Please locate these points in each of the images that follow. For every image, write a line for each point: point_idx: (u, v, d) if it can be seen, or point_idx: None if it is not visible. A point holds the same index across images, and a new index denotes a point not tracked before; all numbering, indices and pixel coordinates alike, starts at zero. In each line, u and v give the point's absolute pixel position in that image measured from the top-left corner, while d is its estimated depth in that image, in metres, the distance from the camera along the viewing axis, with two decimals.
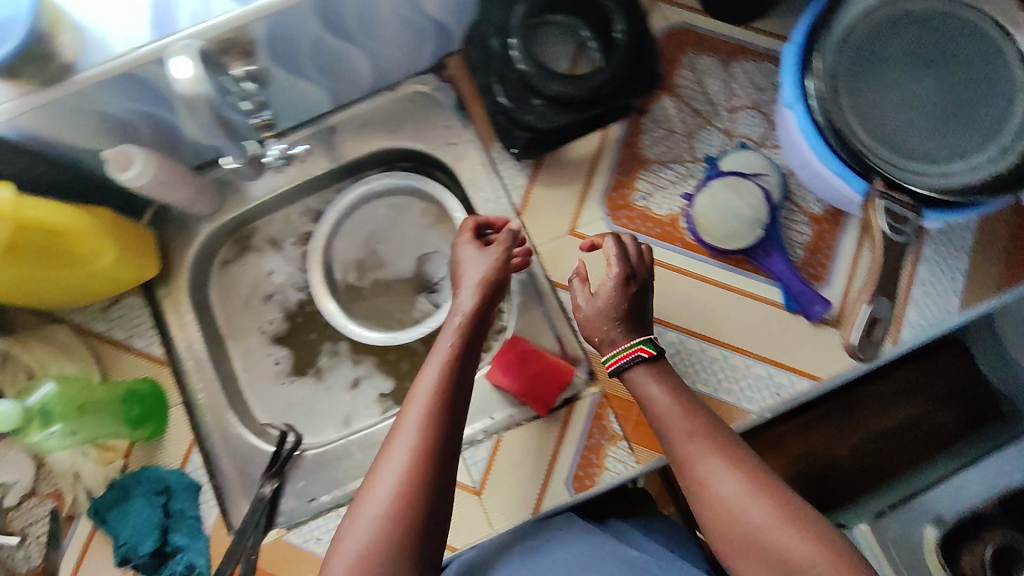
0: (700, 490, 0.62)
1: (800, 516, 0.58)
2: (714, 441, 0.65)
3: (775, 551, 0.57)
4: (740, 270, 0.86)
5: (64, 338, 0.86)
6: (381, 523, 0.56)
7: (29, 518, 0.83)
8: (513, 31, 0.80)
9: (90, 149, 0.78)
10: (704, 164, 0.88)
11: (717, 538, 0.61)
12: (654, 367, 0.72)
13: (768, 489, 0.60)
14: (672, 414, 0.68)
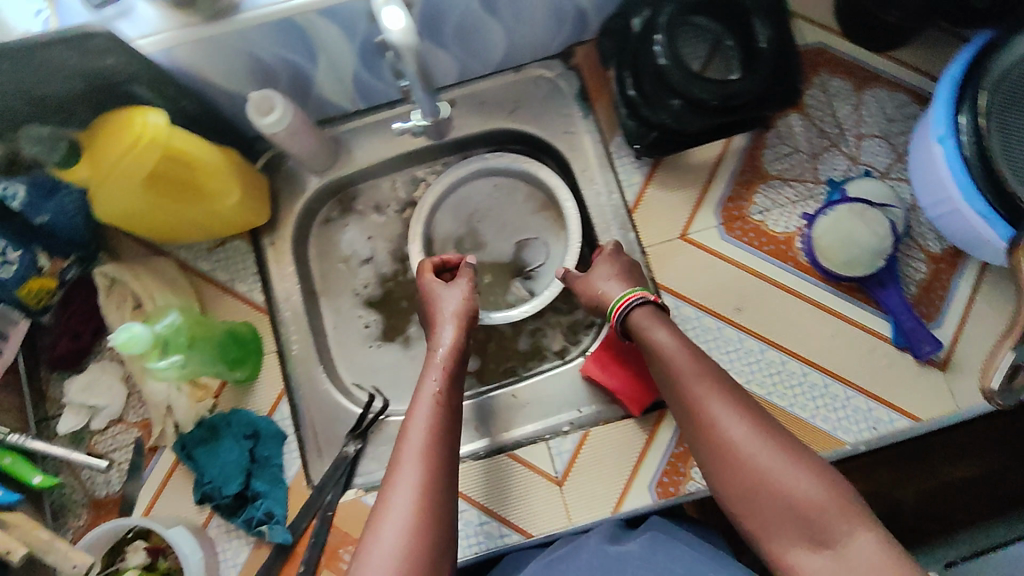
0: (712, 431, 0.68)
1: (803, 460, 0.65)
2: (720, 387, 0.71)
3: (780, 488, 0.63)
4: (851, 298, 0.85)
5: (168, 272, 0.86)
6: (403, 539, 0.62)
7: (113, 444, 0.84)
8: (660, 27, 0.79)
9: (226, 88, 0.78)
10: (825, 186, 0.87)
11: (722, 475, 0.67)
12: (657, 314, 0.78)
13: (773, 434, 0.67)
14: (685, 361, 0.73)
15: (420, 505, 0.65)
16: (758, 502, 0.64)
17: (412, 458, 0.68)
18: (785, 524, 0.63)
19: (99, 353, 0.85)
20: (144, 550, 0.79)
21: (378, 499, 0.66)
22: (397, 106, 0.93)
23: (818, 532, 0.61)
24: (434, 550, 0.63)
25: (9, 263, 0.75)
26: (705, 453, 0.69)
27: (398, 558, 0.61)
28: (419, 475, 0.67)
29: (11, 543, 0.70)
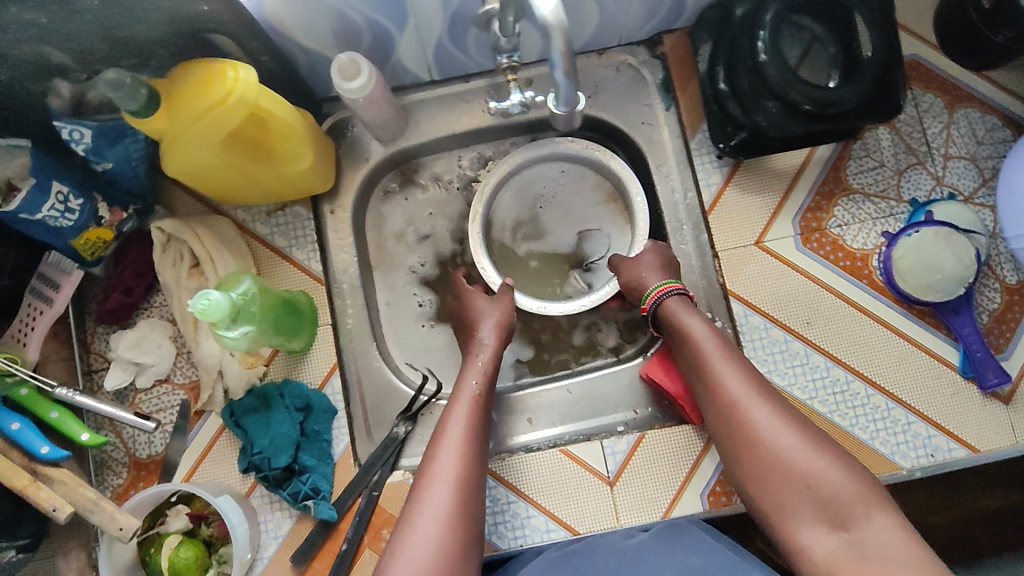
0: (736, 412, 0.69)
1: (824, 445, 0.67)
2: (746, 372, 0.72)
3: (803, 472, 0.65)
4: (921, 321, 0.83)
5: (225, 232, 0.82)
6: (440, 531, 0.64)
7: (157, 404, 0.82)
8: (764, 23, 0.74)
9: (305, 44, 0.74)
10: (908, 205, 0.84)
11: (742, 456, 0.69)
12: (688, 301, 0.79)
13: (796, 421, 0.68)
14: (711, 342, 0.74)
15: (457, 502, 0.66)
16: (778, 483, 0.66)
17: (449, 454, 0.69)
18: (803, 505, 0.65)
19: (148, 309, 0.82)
20: (186, 514, 0.78)
21: (415, 492, 0.68)
22: (470, 80, 0.89)
23: (837, 514, 0.63)
24: (469, 543, 0.65)
25: (71, 211, 0.70)
26: (727, 435, 0.70)
27: (437, 551, 0.63)
28: (456, 471, 0.68)
29: (56, 501, 0.68)
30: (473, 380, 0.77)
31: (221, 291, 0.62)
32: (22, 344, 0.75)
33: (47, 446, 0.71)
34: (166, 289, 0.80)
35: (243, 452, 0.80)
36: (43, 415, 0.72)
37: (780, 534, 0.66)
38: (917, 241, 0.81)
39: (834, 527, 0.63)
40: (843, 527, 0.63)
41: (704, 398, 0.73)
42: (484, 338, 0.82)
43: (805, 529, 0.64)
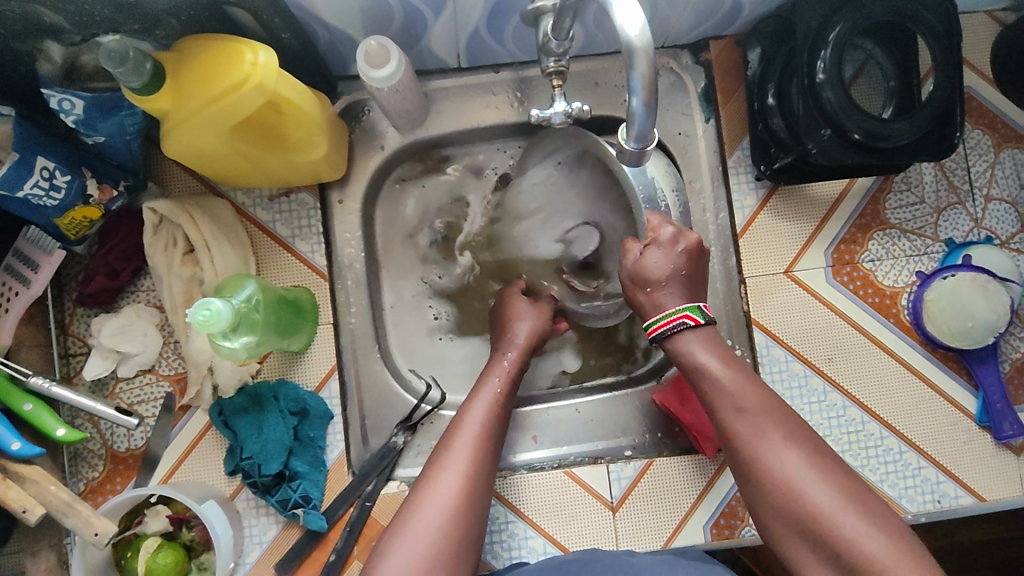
0: (757, 460, 0.58)
1: (867, 504, 0.54)
2: (773, 406, 0.61)
3: (833, 537, 0.53)
4: (943, 366, 0.80)
5: (224, 218, 0.76)
6: (443, 519, 0.60)
7: (139, 396, 0.76)
8: (827, 42, 0.69)
9: (330, 22, 0.67)
10: (943, 245, 0.81)
11: (768, 512, 0.57)
12: (702, 333, 0.66)
13: (832, 472, 0.56)
14: (729, 376, 0.62)
15: (465, 493, 0.62)
16: (807, 544, 0.55)
17: (464, 445, 0.65)
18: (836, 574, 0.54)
19: (134, 294, 0.76)
20: (165, 516, 0.73)
21: (422, 476, 0.63)
22: (500, 70, 0.82)
23: None
24: (471, 542, 0.61)
25: (56, 189, 0.63)
26: (745, 483, 0.60)
27: (436, 541, 0.58)
28: (471, 463, 0.64)
29: (27, 502, 0.62)
30: (497, 378, 0.73)
31: (223, 299, 0.57)
32: None
33: (18, 442, 0.65)
34: (155, 275, 0.74)
35: (231, 453, 0.75)
36: (15, 407, 0.66)
37: None
38: (951, 285, 0.77)
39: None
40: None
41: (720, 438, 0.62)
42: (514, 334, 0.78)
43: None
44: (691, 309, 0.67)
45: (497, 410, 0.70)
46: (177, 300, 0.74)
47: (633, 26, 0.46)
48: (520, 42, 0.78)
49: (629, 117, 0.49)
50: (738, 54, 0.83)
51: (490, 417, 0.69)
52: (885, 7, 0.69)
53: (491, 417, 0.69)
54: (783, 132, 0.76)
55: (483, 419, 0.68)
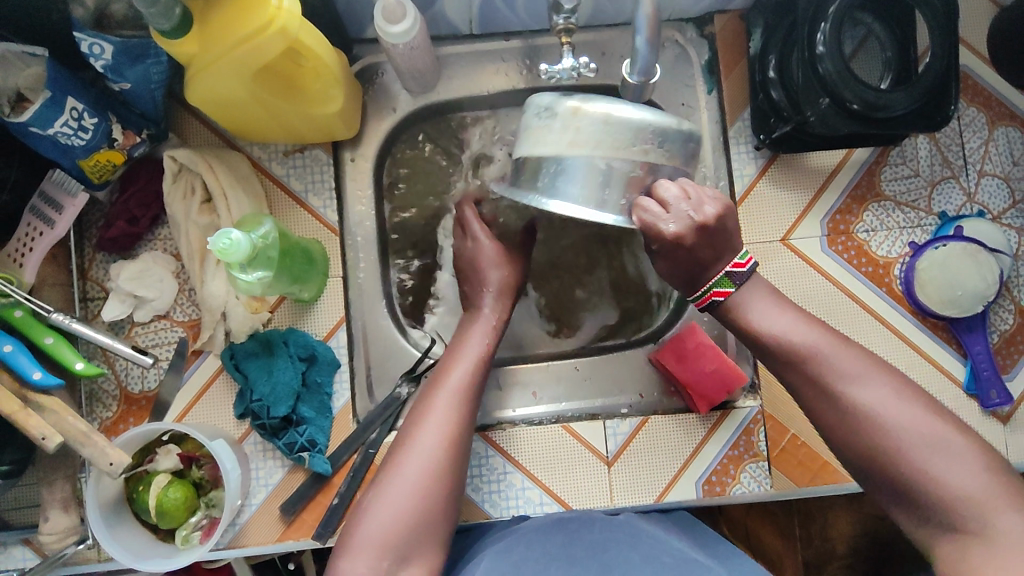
0: (835, 400, 0.59)
1: (957, 439, 0.55)
2: (851, 348, 0.61)
3: (918, 471, 0.55)
4: (934, 335, 0.83)
5: (241, 170, 0.79)
6: (422, 480, 0.62)
7: (154, 339, 0.79)
8: (828, 14, 0.71)
9: None
10: (936, 218, 0.84)
11: (850, 450, 0.59)
12: (756, 294, 0.66)
13: (919, 403, 0.57)
14: (797, 325, 0.62)
15: (443, 454, 0.64)
16: (891, 479, 0.56)
17: (444, 404, 0.66)
18: (919, 506, 0.55)
19: (152, 242, 0.79)
20: (176, 455, 0.75)
21: (401, 436, 0.65)
22: (510, 38, 0.86)
23: (962, 519, 0.53)
24: (447, 501, 0.63)
25: (84, 131, 0.66)
26: (822, 427, 0.61)
27: (416, 499, 0.61)
28: (450, 423, 0.65)
29: (46, 429, 0.65)
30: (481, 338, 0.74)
31: (242, 231, 0.60)
32: (19, 265, 0.72)
33: (38, 372, 0.68)
34: (173, 222, 0.77)
35: (241, 397, 0.78)
36: (37, 340, 0.69)
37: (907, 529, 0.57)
38: (942, 255, 0.80)
39: (957, 539, 0.53)
40: (971, 544, 0.53)
41: (791, 384, 0.63)
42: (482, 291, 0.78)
43: (923, 533, 0.56)
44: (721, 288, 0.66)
45: (478, 368, 0.71)
46: (194, 247, 0.77)
47: None
48: (531, 9, 0.80)
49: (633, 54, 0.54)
50: (742, 29, 0.86)
51: (470, 376, 0.70)
52: None
53: (471, 376, 0.70)
54: (783, 102, 0.78)
55: (466, 379, 0.69)
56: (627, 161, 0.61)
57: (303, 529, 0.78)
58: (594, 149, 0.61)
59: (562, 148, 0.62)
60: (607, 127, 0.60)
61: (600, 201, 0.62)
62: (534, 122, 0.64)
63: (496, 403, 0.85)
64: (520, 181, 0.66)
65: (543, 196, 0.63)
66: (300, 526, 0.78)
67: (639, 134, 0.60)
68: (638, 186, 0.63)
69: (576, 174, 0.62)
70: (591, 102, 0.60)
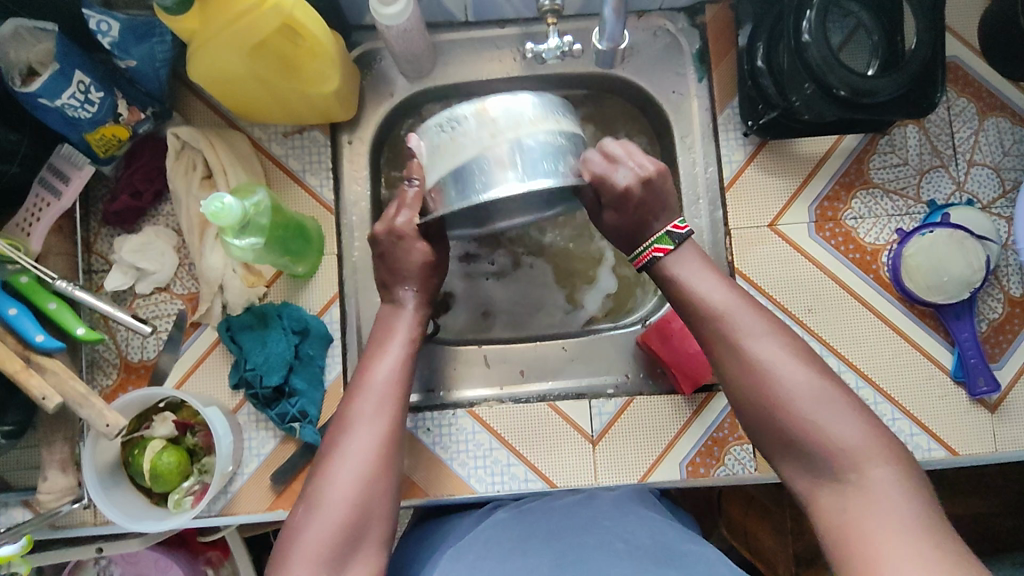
0: (741, 355, 0.60)
1: (838, 394, 0.57)
2: (752, 310, 0.63)
3: (807, 424, 0.56)
4: (921, 322, 0.83)
5: (241, 149, 0.81)
6: (356, 489, 0.62)
7: (155, 311, 0.82)
8: (813, 3, 0.73)
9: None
10: (925, 206, 0.84)
11: (749, 406, 0.60)
12: (684, 254, 0.67)
13: (812, 363, 0.59)
14: (714, 288, 0.64)
15: (378, 459, 0.64)
16: (784, 433, 0.58)
17: (368, 408, 0.66)
18: (805, 461, 0.57)
19: (155, 217, 0.82)
20: (172, 422, 0.77)
21: (331, 443, 0.65)
22: (505, 26, 0.88)
23: (840, 469, 0.55)
24: (382, 513, 0.63)
25: (91, 104, 0.70)
26: (727, 387, 0.62)
27: (352, 508, 0.61)
28: (383, 428, 0.65)
29: (47, 390, 0.67)
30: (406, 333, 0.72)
31: (235, 198, 0.62)
32: (26, 234, 0.75)
33: (42, 335, 0.70)
34: (175, 197, 0.80)
35: (236, 367, 0.80)
36: (40, 305, 0.72)
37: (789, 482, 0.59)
38: (929, 242, 0.80)
39: (836, 489, 0.55)
40: (851, 496, 0.54)
41: (703, 342, 0.64)
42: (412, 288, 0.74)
43: (805, 485, 0.57)
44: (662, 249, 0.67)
45: (407, 364, 0.70)
46: (194, 222, 0.79)
47: None
48: None
49: (600, 23, 0.61)
50: (731, 18, 0.87)
51: (397, 374, 0.69)
52: None
53: (397, 374, 0.69)
54: (770, 89, 0.80)
55: (388, 379, 0.68)
56: (547, 135, 0.66)
57: (293, 498, 0.80)
58: (516, 131, 0.65)
59: (485, 141, 0.64)
60: (517, 109, 0.65)
61: (542, 170, 0.64)
62: (446, 137, 0.66)
63: (485, 382, 0.87)
64: (457, 191, 0.65)
65: (489, 189, 0.64)
66: (290, 495, 0.80)
67: (548, 112, 0.67)
68: (566, 160, 0.66)
69: (511, 156, 0.64)
70: (494, 97, 0.66)
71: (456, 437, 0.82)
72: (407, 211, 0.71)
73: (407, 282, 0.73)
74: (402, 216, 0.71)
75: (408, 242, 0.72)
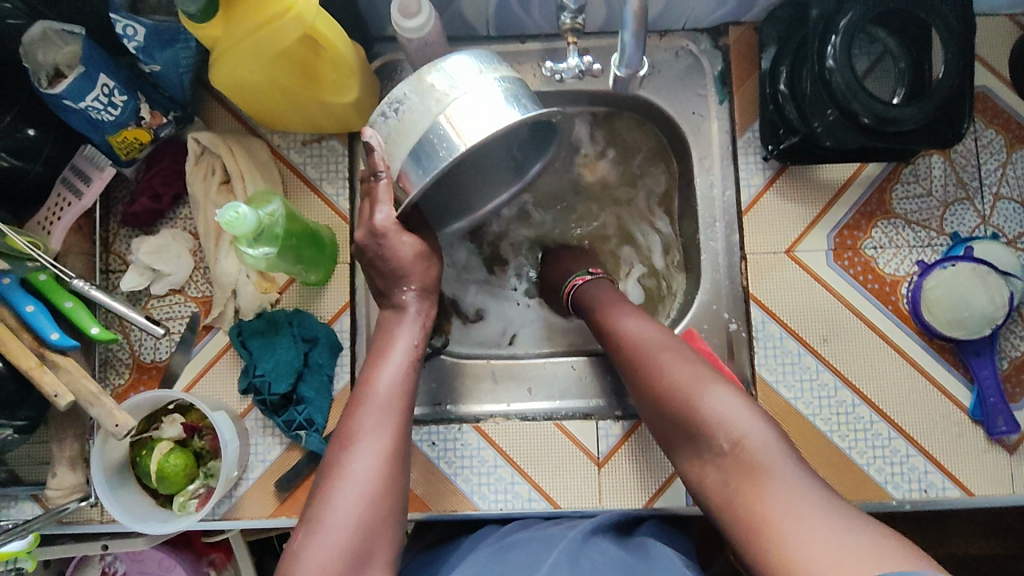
0: (642, 364, 0.69)
1: (716, 380, 0.65)
2: (650, 326, 0.73)
3: (697, 418, 0.63)
4: (939, 357, 0.81)
5: (260, 156, 0.82)
6: (359, 509, 0.62)
7: (168, 312, 0.82)
8: (838, 29, 0.72)
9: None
10: (948, 239, 0.82)
11: (654, 410, 0.68)
12: (591, 282, 0.82)
13: (700, 365, 0.67)
14: (618, 310, 0.76)
15: (380, 478, 0.64)
16: (685, 430, 0.65)
17: (372, 423, 0.66)
18: (705, 451, 0.63)
19: (172, 219, 0.83)
20: (180, 424, 0.78)
21: (333, 460, 0.65)
22: (526, 42, 0.88)
23: (732, 454, 0.61)
24: (385, 533, 0.63)
25: (113, 107, 0.71)
26: (640, 401, 0.70)
27: (354, 530, 0.61)
28: (384, 442, 0.66)
29: (59, 387, 0.68)
30: (409, 343, 0.72)
31: (250, 207, 0.63)
32: (46, 232, 0.76)
33: (56, 333, 0.71)
34: (194, 201, 0.80)
35: (245, 372, 0.80)
36: (57, 303, 0.73)
37: (691, 474, 0.65)
38: (951, 274, 0.78)
39: (720, 465, 0.61)
40: (733, 469, 0.60)
41: (618, 359, 0.73)
42: (403, 288, 0.75)
43: (698, 468, 0.64)
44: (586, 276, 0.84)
45: (408, 375, 0.71)
46: (210, 226, 0.80)
47: None
48: (547, 13, 0.82)
49: (619, 48, 0.57)
50: (755, 40, 0.86)
51: (398, 386, 0.70)
52: None
53: (399, 386, 0.70)
54: (792, 114, 0.79)
55: (388, 391, 0.69)
56: (492, 82, 0.65)
57: (296, 506, 0.80)
58: (457, 86, 0.64)
59: (433, 108, 0.64)
60: (454, 68, 0.65)
61: (496, 113, 0.64)
62: (395, 120, 0.66)
63: (491, 397, 0.87)
64: (424, 163, 0.65)
65: (454, 150, 0.63)
66: (294, 503, 0.80)
67: (483, 61, 0.66)
68: (519, 100, 0.65)
69: (465, 111, 0.64)
70: (428, 67, 0.65)
71: (461, 452, 0.82)
72: (385, 206, 0.71)
73: (406, 285, 0.75)
74: (381, 213, 0.71)
75: (391, 238, 0.72)
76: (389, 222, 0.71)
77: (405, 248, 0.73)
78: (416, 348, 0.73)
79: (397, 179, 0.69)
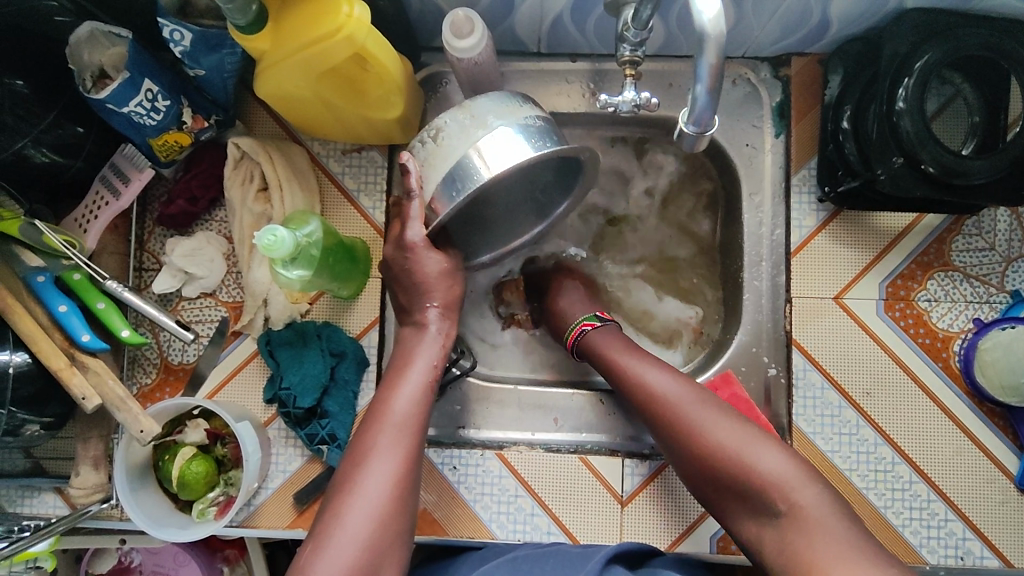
0: (678, 421, 0.68)
1: (755, 434, 0.64)
2: (676, 377, 0.72)
3: (745, 476, 0.62)
4: (988, 421, 0.77)
5: (299, 164, 0.81)
6: (368, 529, 0.58)
7: (198, 315, 0.82)
8: (914, 70, 0.68)
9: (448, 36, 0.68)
10: (1008, 296, 0.78)
11: (695, 471, 0.66)
12: (599, 329, 0.81)
13: (739, 420, 0.66)
14: (643, 365, 0.74)
15: (393, 497, 0.60)
16: (733, 487, 0.63)
17: (388, 442, 0.63)
18: (760, 512, 0.61)
19: (208, 222, 0.82)
20: (203, 429, 0.78)
21: (344, 478, 0.61)
22: (577, 60, 0.85)
23: (790, 515, 0.59)
24: (397, 543, 0.60)
25: (156, 111, 0.70)
26: (679, 464, 0.68)
27: (363, 549, 0.57)
28: (400, 459, 0.62)
29: (86, 390, 0.68)
30: (428, 362, 0.68)
31: (287, 229, 0.64)
32: (83, 230, 0.76)
33: (87, 335, 0.71)
34: (230, 206, 0.79)
35: (271, 382, 0.80)
36: (90, 303, 0.72)
37: (740, 531, 0.63)
38: (1009, 337, 0.73)
39: (774, 522, 0.60)
40: (789, 527, 0.58)
41: (649, 419, 0.71)
42: (425, 304, 0.70)
43: (748, 525, 0.62)
44: (594, 316, 0.83)
45: (426, 395, 0.67)
46: (244, 233, 0.79)
47: (710, 15, 0.50)
48: (601, 35, 0.79)
49: (690, 102, 0.54)
50: (819, 73, 0.82)
51: (415, 407, 0.65)
52: (978, 41, 0.68)
53: (416, 407, 0.65)
54: (853, 156, 0.75)
55: (408, 413, 0.65)
56: (528, 116, 0.65)
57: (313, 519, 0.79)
58: (496, 117, 0.64)
59: (472, 136, 0.63)
60: (494, 102, 0.65)
61: (532, 144, 0.63)
62: (432, 146, 0.65)
63: (515, 423, 0.85)
64: (459, 185, 0.63)
65: (487, 175, 0.61)
66: (310, 516, 0.79)
67: (520, 102, 0.66)
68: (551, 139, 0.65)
69: (504, 139, 0.62)
70: (469, 102, 0.65)
71: (483, 479, 0.80)
72: (415, 224, 0.66)
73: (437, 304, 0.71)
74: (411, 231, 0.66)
75: (419, 253, 0.68)
76: (419, 240, 0.67)
77: (431, 264, 0.69)
78: (437, 369, 0.68)
79: (428, 202, 0.66)
